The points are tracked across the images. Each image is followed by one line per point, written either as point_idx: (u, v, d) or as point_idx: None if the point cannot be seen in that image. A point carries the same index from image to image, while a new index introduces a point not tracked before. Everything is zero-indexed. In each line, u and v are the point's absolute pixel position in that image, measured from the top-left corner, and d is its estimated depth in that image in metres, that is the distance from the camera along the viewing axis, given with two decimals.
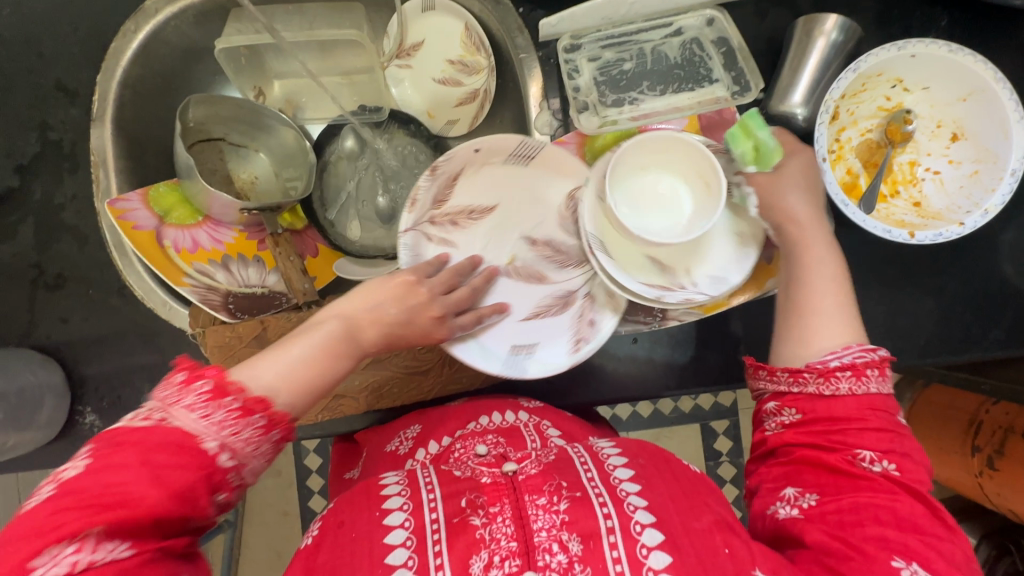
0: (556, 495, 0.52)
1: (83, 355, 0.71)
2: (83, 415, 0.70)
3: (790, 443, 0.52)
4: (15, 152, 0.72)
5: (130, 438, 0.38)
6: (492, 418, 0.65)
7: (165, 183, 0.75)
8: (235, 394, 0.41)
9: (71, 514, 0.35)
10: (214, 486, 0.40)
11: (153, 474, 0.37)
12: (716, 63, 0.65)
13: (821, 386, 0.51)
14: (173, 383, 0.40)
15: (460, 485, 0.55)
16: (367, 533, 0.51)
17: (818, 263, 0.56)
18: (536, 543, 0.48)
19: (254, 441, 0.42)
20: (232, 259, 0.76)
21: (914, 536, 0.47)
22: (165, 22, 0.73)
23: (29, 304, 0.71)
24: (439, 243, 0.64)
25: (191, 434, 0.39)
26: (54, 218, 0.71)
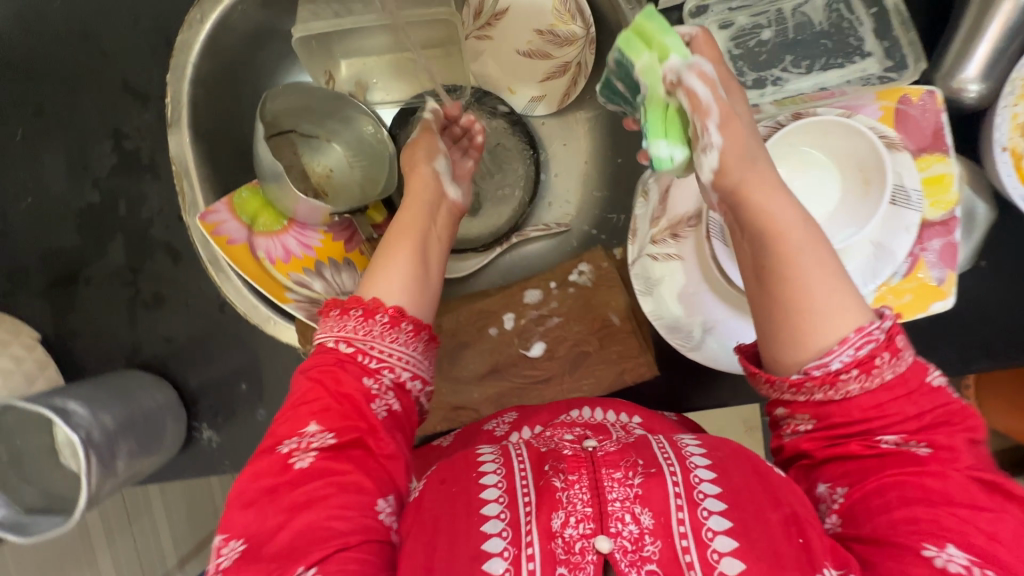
0: (632, 470, 0.44)
1: (191, 373, 0.71)
2: (200, 430, 0.71)
3: (822, 438, 0.43)
4: (91, 165, 0.68)
5: (328, 350, 0.52)
6: (584, 413, 0.58)
7: (248, 186, 0.70)
8: (383, 311, 0.53)
9: (308, 405, 0.49)
10: (360, 370, 0.51)
11: (344, 379, 0.50)
12: (868, 31, 0.57)
13: (828, 392, 0.41)
14: (357, 317, 0.52)
15: (544, 453, 0.47)
16: (463, 490, 0.46)
17: (787, 249, 0.42)
18: (609, 511, 0.42)
19: (389, 332, 0.52)
20: (325, 265, 0.73)
21: (946, 508, 0.39)
22: (232, 6, 0.66)
23: (130, 323, 0.70)
24: (665, 260, 0.59)
25: (334, 342, 0.52)
26: (141, 233, 0.68)
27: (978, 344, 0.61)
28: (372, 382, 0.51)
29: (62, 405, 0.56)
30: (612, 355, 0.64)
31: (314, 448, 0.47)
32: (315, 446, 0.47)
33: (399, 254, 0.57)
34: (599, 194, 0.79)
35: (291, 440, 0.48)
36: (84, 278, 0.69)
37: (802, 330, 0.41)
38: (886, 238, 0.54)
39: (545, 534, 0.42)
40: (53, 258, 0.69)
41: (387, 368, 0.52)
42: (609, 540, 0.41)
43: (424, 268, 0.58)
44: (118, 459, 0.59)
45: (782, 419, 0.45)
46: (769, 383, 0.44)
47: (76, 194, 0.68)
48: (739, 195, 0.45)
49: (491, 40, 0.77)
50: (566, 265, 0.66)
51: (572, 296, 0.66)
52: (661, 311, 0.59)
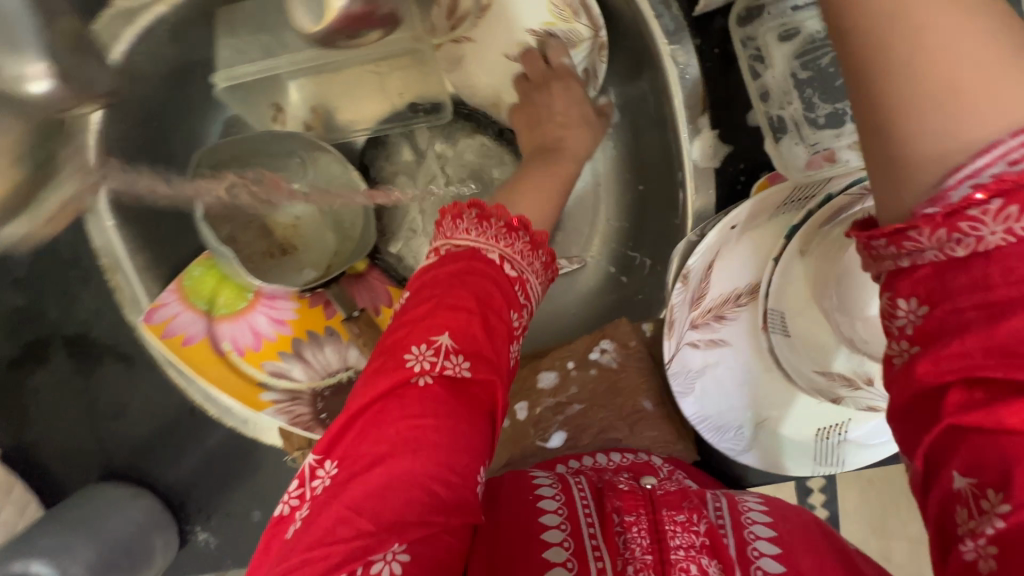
0: (696, 515, 0.38)
1: (171, 477, 0.62)
2: (194, 534, 0.64)
3: (950, 324, 0.25)
4: (7, 263, 0.56)
5: (476, 260, 0.40)
6: (598, 459, 0.51)
7: (197, 266, 0.59)
8: (523, 228, 0.44)
9: (430, 319, 0.38)
10: (504, 306, 0.40)
11: (456, 279, 0.39)
12: None
13: (943, 250, 0.24)
14: (469, 220, 0.42)
15: (606, 488, 0.43)
16: (518, 513, 0.40)
17: (926, 54, 0.24)
18: (671, 560, 0.34)
19: (525, 255, 0.43)
20: (304, 344, 0.62)
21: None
22: (132, 50, 0.53)
23: (94, 433, 0.61)
24: (710, 347, 0.48)
25: (478, 249, 0.41)
26: (83, 336, 0.58)
27: None
28: (515, 319, 0.41)
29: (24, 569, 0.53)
30: (647, 443, 0.55)
31: (445, 374, 0.36)
32: (444, 368, 0.36)
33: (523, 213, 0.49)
34: (619, 224, 0.64)
35: (412, 348, 0.36)
36: (30, 391, 0.60)
37: (910, 159, 0.25)
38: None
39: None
40: None
41: (526, 309, 0.42)
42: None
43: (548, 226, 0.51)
44: None
45: (882, 317, 0.28)
46: (900, 254, 0.26)
47: None
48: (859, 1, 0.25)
49: (473, 43, 0.61)
50: (585, 340, 0.56)
51: (594, 379, 0.55)
52: (705, 410, 0.49)
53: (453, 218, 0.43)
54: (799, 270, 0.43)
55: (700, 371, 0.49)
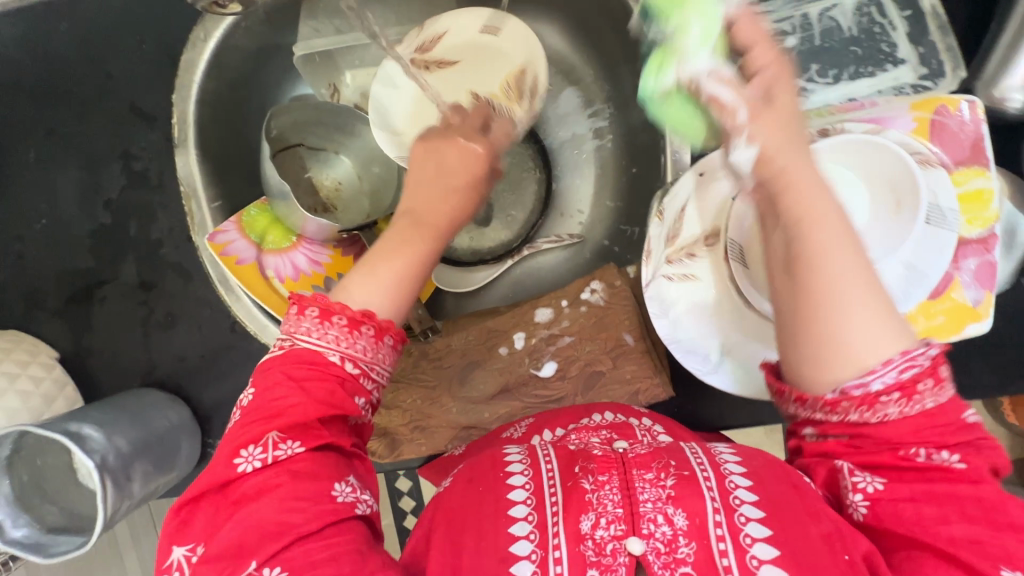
0: (664, 472, 0.47)
1: (203, 390, 0.71)
2: (215, 446, 0.72)
3: (871, 454, 0.41)
4: (101, 186, 0.68)
5: (306, 361, 0.45)
6: (606, 416, 0.59)
7: (257, 205, 0.70)
8: (340, 312, 0.46)
9: (287, 403, 0.44)
10: (354, 389, 0.46)
11: (298, 384, 0.44)
12: (901, 37, 0.53)
13: (865, 414, 0.40)
14: (312, 318, 0.46)
15: (573, 454, 0.51)
16: (491, 491, 0.49)
17: (813, 241, 0.39)
18: (641, 512, 0.44)
19: (372, 350, 0.47)
20: (335, 281, 0.72)
21: (1015, 535, 0.38)
22: (235, 24, 0.64)
23: (144, 342, 0.70)
24: (683, 283, 0.57)
25: (318, 350, 0.45)
26: (153, 254, 0.69)
27: (1017, 363, 0.58)
28: (363, 403, 0.47)
29: (76, 429, 0.57)
30: (625, 376, 0.63)
31: (278, 462, 0.43)
32: (280, 454, 0.43)
33: (399, 253, 0.51)
34: (613, 205, 0.75)
35: (243, 451, 0.43)
36: (99, 299, 0.70)
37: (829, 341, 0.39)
38: (920, 260, 0.50)
39: (573, 534, 0.44)
40: (68, 278, 0.70)
41: (378, 388, 0.48)
42: (641, 541, 0.43)
43: (423, 274, 0.51)
44: (133, 481, 0.60)
45: (777, 394, 0.44)
46: (796, 397, 0.42)
47: (88, 215, 0.69)
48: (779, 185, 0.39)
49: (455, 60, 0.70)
50: (577, 284, 0.65)
51: (583, 315, 0.64)
52: (677, 334, 0.57)
53: (301, 312, 0.47)
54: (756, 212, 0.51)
55: (675, 303, 0.57)
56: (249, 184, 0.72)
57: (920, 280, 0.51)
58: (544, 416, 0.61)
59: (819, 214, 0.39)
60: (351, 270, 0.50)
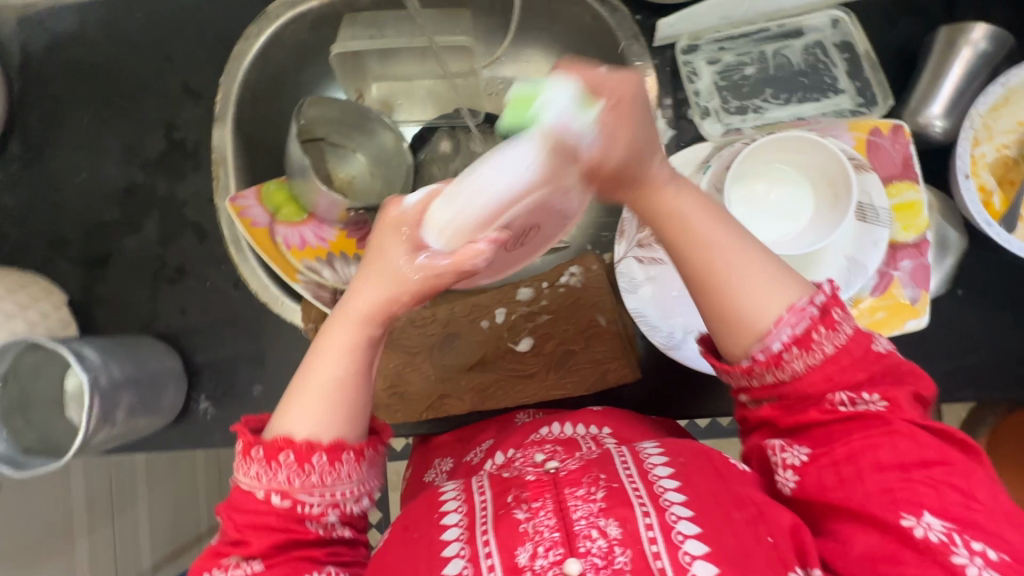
0: (595, 485, 0.48)
1: (197, 344, 0.75)
2: (197, 402, 0.74)
3: (790, 413, 0.47)
4: (143, 150, 0.77)
5: (244, 499, 0.47)
6: (552, 429, 0.62)
7: (276, 180, 0.77)
8: (286, 449, 0.46)
9: (248, 541, 0.47)
10: (298, 517, 0.47)
11: (250, 527, 0.47)
12: (841, 72, 0.63)
13: (775, 373, 0.46)
14: (260, 460, 0.47)
15: (506, 482, 0.51)
16: (426, 535, 0.49)
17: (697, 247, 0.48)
18: (576, 531, 0.45)
19: (329, 473, 0.47)
20: (336, 257, 0.77)
21: (920, 473, 0.44)
22: (285, 26, 0.76)
23: (151, 294, 0.75)
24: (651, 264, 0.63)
25: (266, 488, 0.46)
26: (176, 212, 0.76)
27: (958, 368, 0.62)
28: (315, 525, 0.47)
29: (77, 349, 0.60)
30: (597, 356, 0.67)
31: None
32: (239, 572, 0.46)
33: (327, 372, 0.49)
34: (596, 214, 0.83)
35: (210, 571, 0.48)
36: (117, 250, 0.76)
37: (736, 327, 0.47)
38: (859, 254, 0.58)
39: (510, 568, 0.45)
40: (94, 229, 0.76)
41: (329, 509, 0.47)
42: (579, 561, 0.44)
43: (364, 381, 0.50)
44: (118, 410, 0.62)
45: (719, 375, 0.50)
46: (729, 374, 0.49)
47: (125, 174, 0.77)
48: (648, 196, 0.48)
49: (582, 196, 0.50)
50: (557, 268, 0.70)
51: (561, 296, 0.69)
52: (643, 308, 0.63)
53: (250, 456, 0.47)
54: (717, 201, 0.59)
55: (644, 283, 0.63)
56: (273, 163, 0.81)
57: (861, 271, 0.57)
58: (502, 436, 0.64)
59: (694, 224, 0.48)
60: (286, 394, 0.50)
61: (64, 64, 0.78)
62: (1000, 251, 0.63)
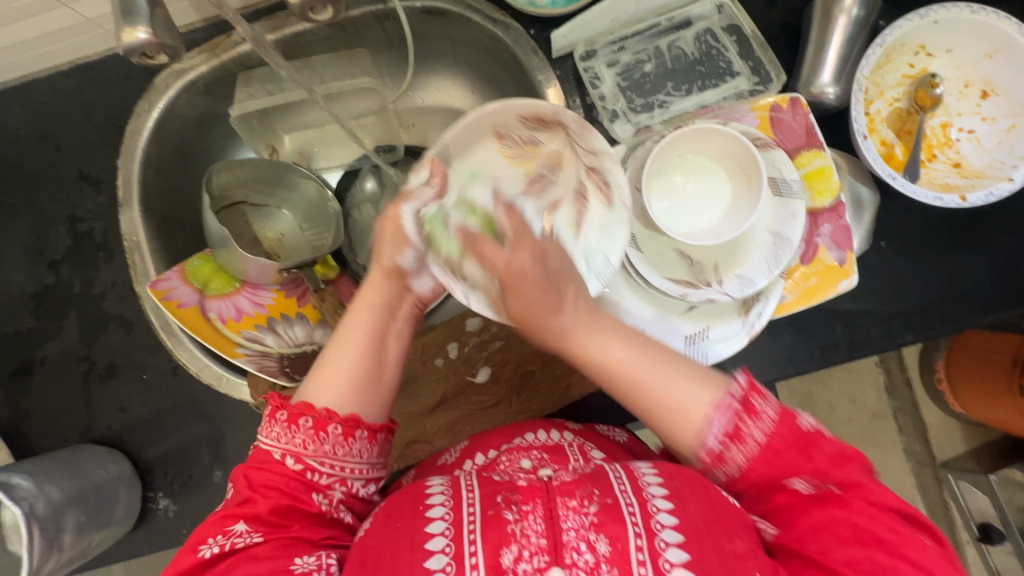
0: (588, 498, 0.46)
1: (144, 441, 0.71)
2: (156, 500, 0.70)
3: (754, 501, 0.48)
4: (48, 249, 0.72)
5: (264, 458, 0.49)
6: (538, 436, 0.60)
7: (199, 255, 0.74)
8: (308, 414, 0.49)
9: (255, 500, 0.47)
10: (306, 486, 0.49)
11: (251, 489, 0.48)
12: (734, 55, 0.65)
13: (720, 469, 0.48)
14: (281, 422, 0.49)
15: (495, 485, 0.49)
16: (408, 525, 0.46)
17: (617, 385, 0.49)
18: (565, 541, 0.43)
19: (343, 445, 0.49)
20: (278, 320, 0.75)
21: (884, 551, 0.43)
22: (177, 96, 0.72)
23: (84, 397, 0.71)
24: None
25: (285, 448, 0.48)
26: (96, 308, 0.72)
27: (895, 317, 0.65)
28: (320, 497, 0.49)
29: (6, 479, 0.56)
30: (558, 370, 0.67)
31: (234, 548, 0.46)
32: (238, 542, 0.46)
33: (352, 337, 0.52)
34: None
35: (207, 540, 0.47)
36: (38, 358, 0.71)
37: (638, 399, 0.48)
38: (782, 227, 0.59)
39: (494, 568, 0.43)
40: (9, 342, 0.72)
41: (336, 483, 0.50)
42: (563, 571, 0.42)
43: (379, 353, 0.53)
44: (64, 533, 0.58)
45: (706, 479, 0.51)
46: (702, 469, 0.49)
47: (32, 277, 0.72)
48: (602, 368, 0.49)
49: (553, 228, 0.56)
50: None
51: (509, 319, 0.69)
52: None
53: (271, 419, 0.49)
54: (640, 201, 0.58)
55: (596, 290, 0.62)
56: (192, 237, 0.77)
57: (785, 243, 0.58)
58: (475, 439, 0.63)
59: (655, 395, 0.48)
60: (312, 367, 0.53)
61: None
62: (909, 200, 0.66)
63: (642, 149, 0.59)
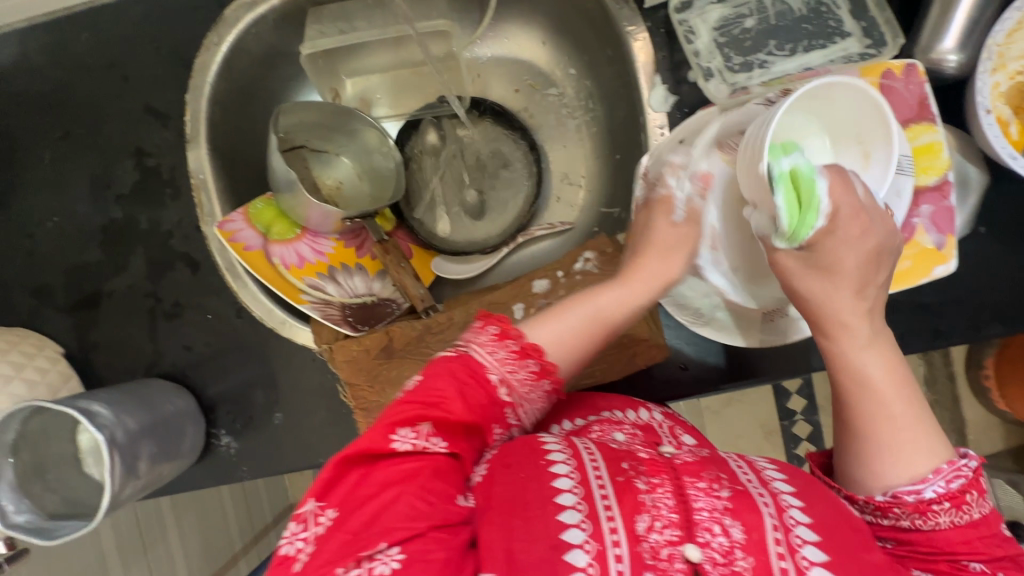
0: (717, 482, 0.45)
1: (208, 379, 0.72)
2: (218, 437, 0.72)
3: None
4: (115, 183, 0.72)
5: (476, 368, 0.48)
6: (628, 413, 0.59)
7: (262, 198, 0.73)
8: (526, 350, 0.49)
9: (441, 404, 0.45)
10: (498, 419, 0.49)
11: (461, 388, 0.47)
12: (846, 14, 0.60)
13: (914, 520, 0.46)
14: (489, 336, 0.50)
15: (617, 453, 0.48)
16: (534, 477, 0.44)
17: (859, 392, 0.49)
18: (698, 519, 0.43)
19: (530, 386, 0.49)
20: (338, 270, 0.75)
21: None
22: (247, 29, 0.70)
23: (150, 333, 0.72)
24: None
25: (486, 366, 0.48)
26: (162, 245, 0.71)
27: (983, 307, 0.62)
28: (501, 432, 0.49)
29: (86, 406, 0.57)
30: (625, 340, 0.63)
31: (426, 454, 0.44)
32: (427, 446, 0.44)
33: (602, 308, 0.53)
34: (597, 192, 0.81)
35: (399, 432, 0.44)
36: (105, 291, 0.72)
37: (859, 378, 0.49)
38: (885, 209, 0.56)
39: (631, 537, 0.42)
40: (77, 274, 0.72)
41: (514, 420, 0.50)
42: (699, 548, 0.42)
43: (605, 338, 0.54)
44: (139, 461, 0.60)
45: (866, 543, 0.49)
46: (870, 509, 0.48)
47: (100, 211, 0.72)
48: (853, 365, 0.49)
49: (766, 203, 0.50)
50: (571, 255, 0.68)
51: (578, 284, 0.67)
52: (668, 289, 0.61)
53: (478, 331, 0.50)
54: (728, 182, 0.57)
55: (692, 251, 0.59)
56: (255, 179, 0.76)
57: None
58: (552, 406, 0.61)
59: (885, 417, 0.48)
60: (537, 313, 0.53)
61: (11, 99, 0.73)
62: (1015, 183, 0.61)
63: (746, 109, 0.57)
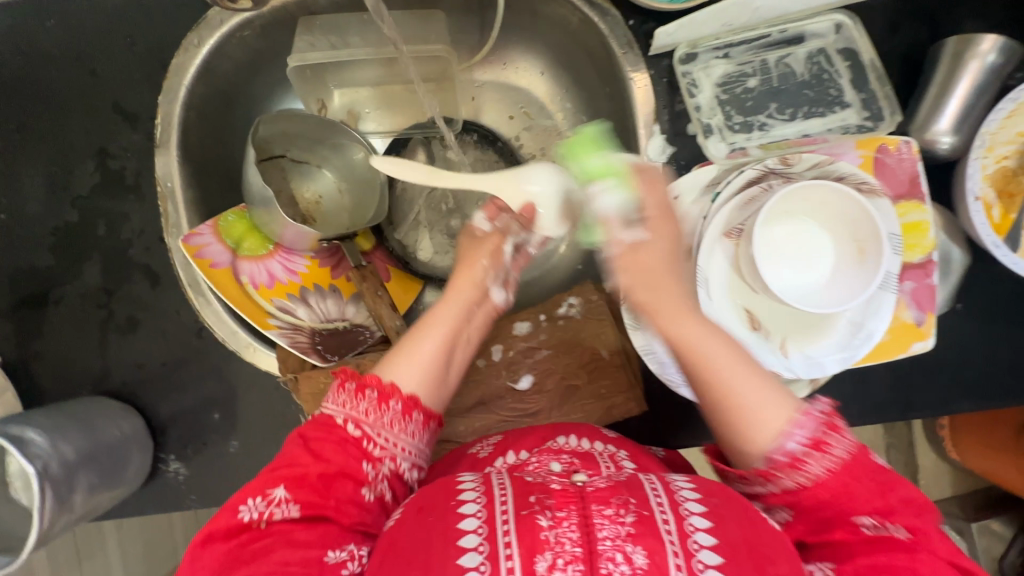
0: (624, 508, 0.41)
1: (159, 400, 0.67)
2: (166, 462, 0.67)
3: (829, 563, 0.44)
4: (73, 183, 0.66)
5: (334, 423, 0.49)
6: (570, 439, 0.54)
7: (234, 210, 0.69)
8: (397, 397, 0.50)
9: (334, 458, 0.48)
10: (362, 454, 0.48)
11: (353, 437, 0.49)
12: (847, 83, 0.60)
13: (790, 476, 0.45)
14: (384, 405, 0.50)
15: (528, 485, 0.44)
16: (440, 520, 0.42)
17: (708, 369, 0.48)
18: (599, 551, 0.38)
19: (399, 422, 0.50)
20: (310, 291, 0.71)
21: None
22: (231, 34, 0.66)
23: (99, 347, 0.67)
24: None
25: (348, 418, 0.49)
26: (121, 255, 0.67)
27: (955, 383, 0.62)
28: (371, 469, 0.48)
29: (18, 433, 0.53)
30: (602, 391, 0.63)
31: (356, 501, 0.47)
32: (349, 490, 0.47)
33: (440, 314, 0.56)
34: None
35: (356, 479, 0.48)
36: (53, 299, 0.66)
37: (700, 357, 0.48)
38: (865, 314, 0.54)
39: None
40: (24, 279, 0.66)
41: (388, 458, 0.49)
42: None
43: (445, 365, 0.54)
44: (76, 493, 0.55)
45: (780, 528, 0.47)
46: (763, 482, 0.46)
47: (55, 212, 0.67)
48: (686, 347, 0.48)
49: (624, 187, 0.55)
50: (554, 300, 0.69)
51: (560, 329, 0.67)
52: (651, 345, 0.58)
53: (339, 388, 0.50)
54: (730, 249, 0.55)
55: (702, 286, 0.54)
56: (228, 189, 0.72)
57: (863, 334, 0.53)
58: (511, 436, 0.57)
59: (733, 388, 0.47)
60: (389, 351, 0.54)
61: None
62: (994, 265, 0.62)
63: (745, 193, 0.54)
